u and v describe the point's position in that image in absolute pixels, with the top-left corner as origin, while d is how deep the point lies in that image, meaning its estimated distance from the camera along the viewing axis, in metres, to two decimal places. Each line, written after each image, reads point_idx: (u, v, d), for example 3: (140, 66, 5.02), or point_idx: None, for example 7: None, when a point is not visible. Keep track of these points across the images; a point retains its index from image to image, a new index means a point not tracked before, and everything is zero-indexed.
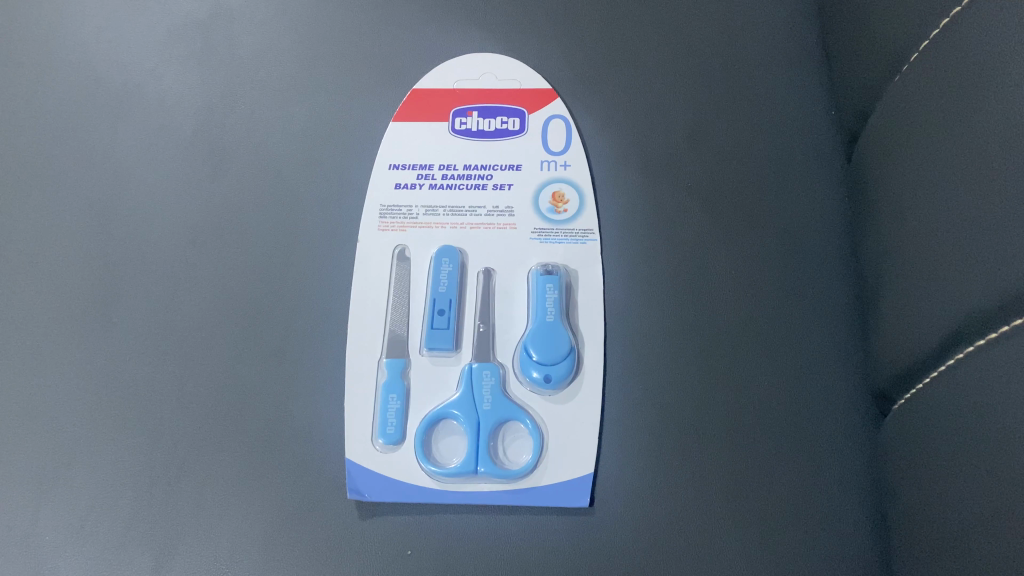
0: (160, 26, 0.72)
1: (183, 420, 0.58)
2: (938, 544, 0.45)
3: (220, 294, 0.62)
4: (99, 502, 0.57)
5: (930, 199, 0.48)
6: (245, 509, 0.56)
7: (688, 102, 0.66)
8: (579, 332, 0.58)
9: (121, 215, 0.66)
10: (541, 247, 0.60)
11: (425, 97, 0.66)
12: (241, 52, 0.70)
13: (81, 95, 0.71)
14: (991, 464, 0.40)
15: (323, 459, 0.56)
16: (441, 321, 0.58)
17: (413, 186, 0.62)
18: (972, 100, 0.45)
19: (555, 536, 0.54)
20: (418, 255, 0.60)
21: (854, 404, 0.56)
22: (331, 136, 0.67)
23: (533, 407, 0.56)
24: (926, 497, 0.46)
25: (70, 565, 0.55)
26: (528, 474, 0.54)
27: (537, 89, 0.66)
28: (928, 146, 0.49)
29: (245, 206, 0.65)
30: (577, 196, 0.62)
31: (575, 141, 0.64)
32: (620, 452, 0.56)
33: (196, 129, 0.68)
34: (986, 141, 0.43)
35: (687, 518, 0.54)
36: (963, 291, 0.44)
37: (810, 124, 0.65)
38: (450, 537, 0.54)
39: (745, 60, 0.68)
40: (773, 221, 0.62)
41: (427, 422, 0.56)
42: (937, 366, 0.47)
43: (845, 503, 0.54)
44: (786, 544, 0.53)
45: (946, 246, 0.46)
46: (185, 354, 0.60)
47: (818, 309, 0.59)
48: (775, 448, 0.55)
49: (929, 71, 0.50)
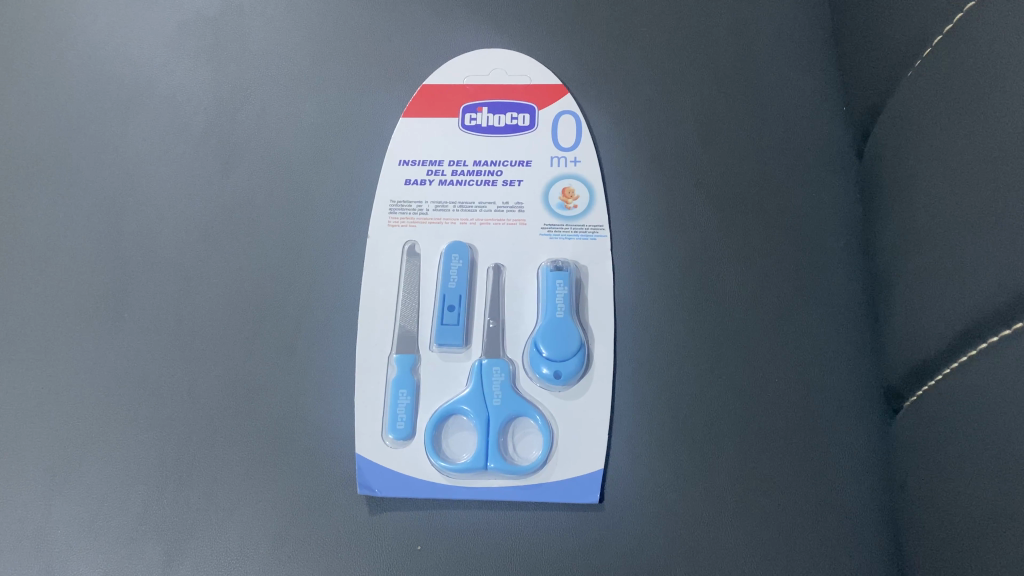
0: (169, 20, 0.72)
1: (194, 416, 0.59)
2: (949, 540, 0.45)
3: (230, 289, 0.62)
4: (111, 497, 0.57)
5: (941, 197, 0.48)
6: (256, 504, 0.56)
7: (698, 99, 0.66)
8: (589, 328, 0.58)
9: (131, 211, 0.66)
10: (551, 243, 0.60)
11: (435, 92, 0.66)
12: (251, 47, 0.71)
13: (88, 90, 0.71)
14: (1005, 461, 0.40)
15: (337, 455, 0.56)
16: (451, 317, 0.58)
17: (423, 181, 0.62)
18: (984, 98, 0.45)
19: (567, 532, 0.54)
20: (428, 251, 0.60)
21: (865, 402, 0.56)
22: (342, 132, 0.67)
23: (542, 403, 0.56)
24: (939, 494, 0.46)
25: (82, 560, 0.55)
26: (539, 469, 0.54)
27: (549, 85, 0.66)
28: (940, 143, 0.49)
29: (254, 200, 0.65)
30: (587, 193, 0.62)
31: (586, 136, 0.64)
32: (630, 450, 0.56)
33: (206, 124, 0.68)
34: (998, 139, 0.43)
35: (697, 517, 0.54)
36: (975, 290, 0.44)
37: (823, 120, 0.65)
38: (461, 534, 0.54)
39: (757, 57, 0.68)
40: (783, 218, 0.62)
41: (438, 418, 0.55)
42: (949, 363, 0.47)
43: (858, 500, 0.53)
44: (799, 542, 0.53)
45: (959, 244, 0.46)
46: (195, 350, 0.60)
47: (827, 307, 0.59)
48: (786, 444, 0.55)
49: (941, 68, 0.49)
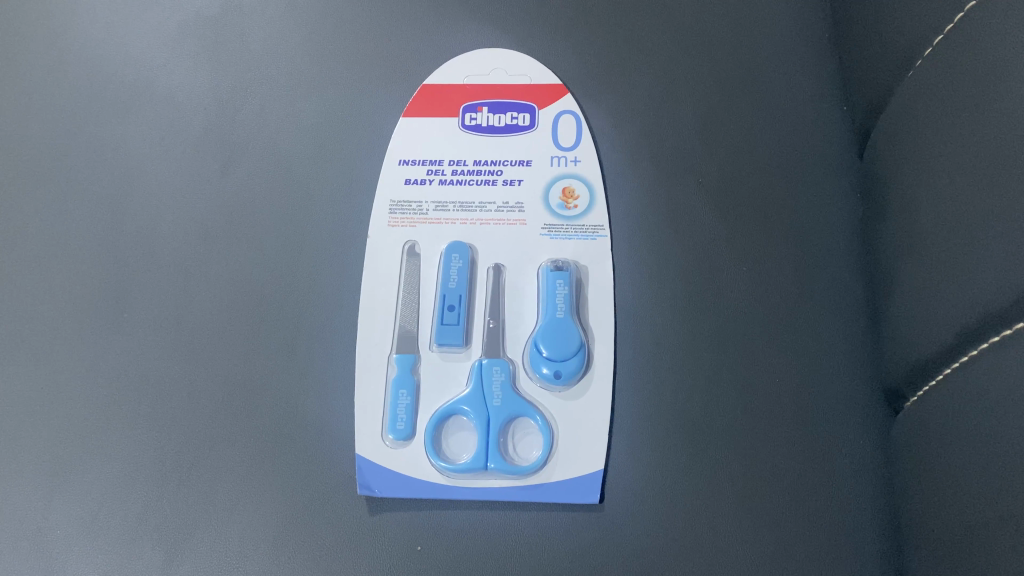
0: (169, 20, 0.72)
1: (194, 416, 0.58)
2: (949, 540, 0.44)
3: (230, 289, 0.62)
4: (110, 497, 0.57)
5: (942, 196, 0.48)
6: (256, 505, 0.56)
7: (698, 99, 0.66)
8: (589, 328, 0.58)
9: (131, 211, 0.66)
10: (551, 243, 0.59)
11: (435, 92, 0.66)
12: (252, 46, 0.70)
13: (88, 90, 0.71)
14: (1005, 461, 0.40)
15: (337, 455, 0.56)
16: (451, 317, 0.58)
17: (424, 180, 0.62)
18: (985, 98, 0.45)
19: (568, 532, 0.54)
20: (428, 251, 0.60)
21: (866, 402, 0.56)
22: (342, 132, 0.67)
23: (543, 403, 0.56)
24: (939, 494, 0.46)
25: (81, 560, 0.55)
26: (539, 470, 0.54)
27: (549, 85, 0.66)
28: (941, 142, 0.48)
29: (254, 200, 0.65)
30: (587, 193, 0.62)
31: (586, 136, 0.64)
32: (630, 450, 0.56)
33: (206, 124, 0.68)
34: (999, 139, 0.43)
35: (698, 517, 0.54)
36: (976, 290, 0.44)
37: (823, 120, 0.65)
38: (461, 534, 0.54)
39: (757, 57, 0.67)
40: (783, 218, 0.62)
41: (438, 418, 0.55)
42: (949, 364, 0.47)
43: (858, 501, 0.53)
44: (799, 543, 0.53)
45: (959, 244, 0.46)
46: (195, 350, 0.60)
47: (827, 307, 0.59)
48: (786, 444, 0.55)
49: (942, 67, 0.49)
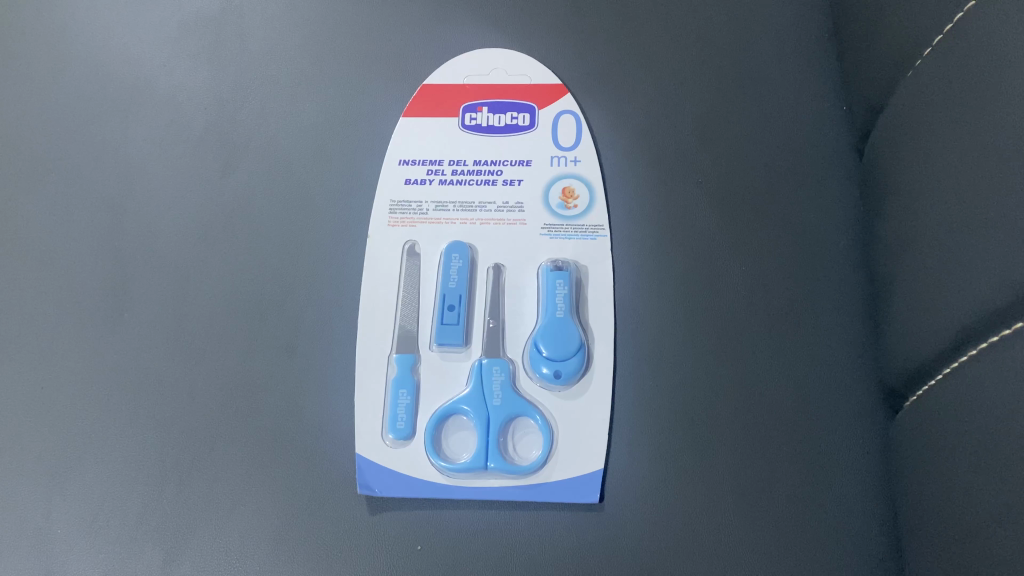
0: (169, 20, 0.72)
1: (194, 416, 0.59)
2: (948, 540, 0.45)
3: (230, 289, 0.62)
4: (110, 497, 0.57)
5: (942, 196, 0.48)
6: (256, 505, 0.56)
7: (698, 99, 0.66)
8: (589, 328, 0.58)
9: (131, 211, 0.66)
10: (551, 243, 0.60)
11: (435, 92, 0.66)
12: (251, 47, 0.70)
13: (88, 90, 0.71)
14: (1005, 460, 0.40)
15: (337, 455, 0.56)
16: (451, 317, 0.58)
17: (424, 180, 0.62)
18: (984, 99, 0.45)
19: (568, 532, 0.54)
20: (428, 251, 0.60)
21: (865, 402, 0.56)
22: (342, 132, 0.67)
23: (542, 403, 0.56)
24: (938, 493, 0.46)
25: (81, 560, 0.55)
26: (539, 469, 0.54)
27: (549, 85, 0.66)
28: (940, 143, 0.49)
29: (254, 200, 0.65)
30: (587, 192, 0.62)
31: (586, 136, 0.64)
32: (630, 450, 0.56)
33: (206, 124, 0.68)
34: (998, 139, 0.43)
35: (698, 517, 0.54)
36: (975, 290, 0.44)
37: (823, 120, 0.65)
38: (461, 533, 0.54)
39: (757, 57, 0.68)
40: (783, 218, 0.62)
41: (438, 418, 0.55)
42: (948, 363, 0.47)
43: (858, 500, 0.53)
44: (799, 542, 0.53)
45: (959, 244, 0.46)
46: (195, 350, 0.60)
47: (827, 306, 0.59)
48: (785, 444, 0.55)
49: (941, 68, 0.49)
